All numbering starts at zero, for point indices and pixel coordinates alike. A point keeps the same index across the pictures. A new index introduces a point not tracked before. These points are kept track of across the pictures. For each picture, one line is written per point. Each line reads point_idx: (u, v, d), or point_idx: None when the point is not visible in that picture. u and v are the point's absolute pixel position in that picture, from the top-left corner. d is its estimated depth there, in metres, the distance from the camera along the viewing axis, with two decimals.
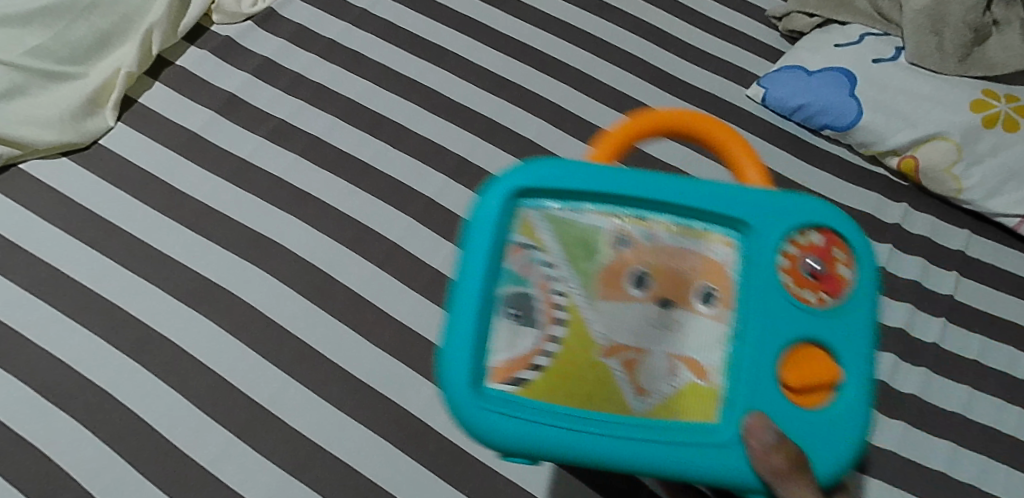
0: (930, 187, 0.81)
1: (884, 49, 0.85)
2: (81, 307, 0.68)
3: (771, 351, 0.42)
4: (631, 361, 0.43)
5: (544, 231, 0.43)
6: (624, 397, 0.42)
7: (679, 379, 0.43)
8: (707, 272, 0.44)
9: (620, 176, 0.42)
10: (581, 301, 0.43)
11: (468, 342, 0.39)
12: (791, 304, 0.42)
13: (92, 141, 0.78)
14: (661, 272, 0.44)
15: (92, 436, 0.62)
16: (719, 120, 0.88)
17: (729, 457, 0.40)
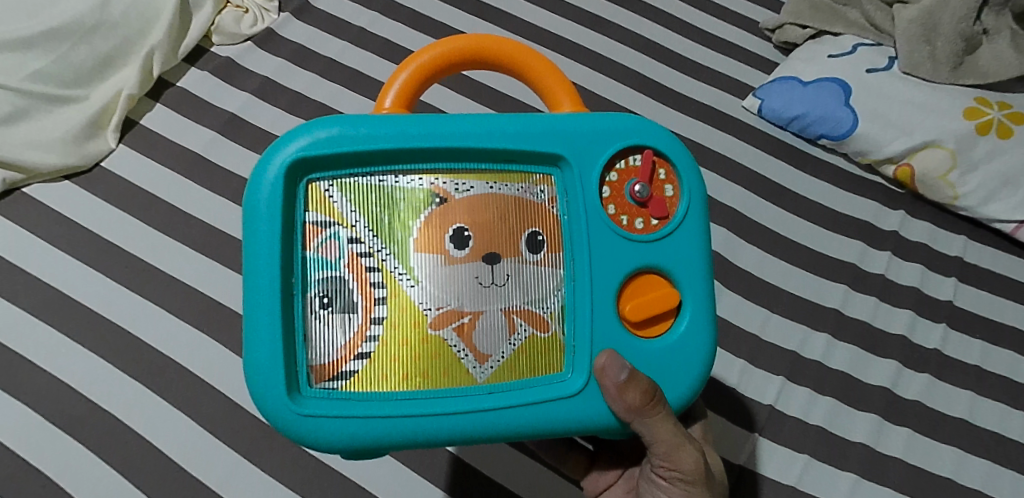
0: (927, 194, 0.82)
1: (878, 58, 0.86)
2: (86, 330, 0.68)
3: (611, 289, 0.45)
4: (462, 328, 0.45)
5: (337, 201, 0.44)
6: (467, 368, 0.45)
7: (516, 339, 0.45)
8: (533, 218, 0.46)
9: (398, 124, 0.43)
10: (398, 269, 0.44)
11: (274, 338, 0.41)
12: (611, 233, 0.45)
13: (95, 163, 0.78)
14: (501, 216, 0.46)
15: (104, 461, 0.62)
16: (717, 131, 0.89)
17: (585, 401, 0.44)
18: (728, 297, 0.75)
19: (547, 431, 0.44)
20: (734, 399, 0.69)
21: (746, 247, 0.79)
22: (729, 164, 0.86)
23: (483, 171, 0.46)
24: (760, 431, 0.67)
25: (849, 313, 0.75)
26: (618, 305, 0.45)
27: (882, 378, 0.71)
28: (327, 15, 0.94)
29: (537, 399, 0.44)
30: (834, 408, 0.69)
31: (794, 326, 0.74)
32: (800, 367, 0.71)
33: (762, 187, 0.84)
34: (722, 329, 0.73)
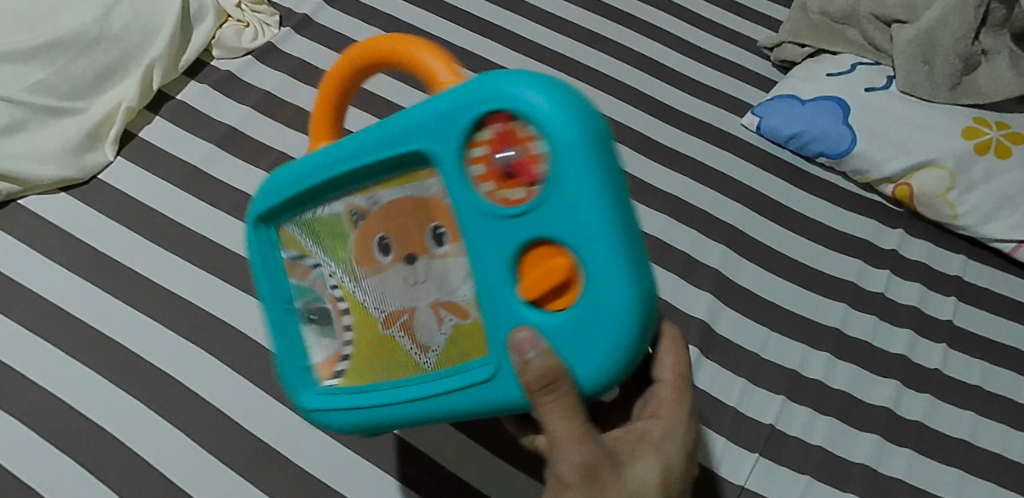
0: (925, 213, 0.82)
1: (877, 77, 0.87)
2: (81, 345, 0.67)
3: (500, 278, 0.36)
4: (405, 323, 0.44)
5: (299, 237, 0.48)
6: (414, 360, 0.44)
7: (445, 327, 0.42)
8: (428, 212, 0.40)
9: (326, 159, 0.42)
10: (348, 282, 0.46)
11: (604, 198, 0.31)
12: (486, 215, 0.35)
13: (92, 175, 0.78)
14: (400, 227, 0.42)
15: (96, 478, 0.61)
16: (716, 149, 0.89)
17: (500, 387, 0.39)
18: (728, 315, 0.74)
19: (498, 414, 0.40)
20: (734, 418, 0.68)
21: (745, 264, 0.79)
22: (729, 182, 0.86)
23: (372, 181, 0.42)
24: (760, 451, 0.66)
25: (849, 331, 0.74)
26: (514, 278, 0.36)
27: (882, 398, 0.70)
28: (329, 30, 0.94)
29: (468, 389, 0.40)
30: (834, 428, 0.68)
31: (793, 345, 0.73)
32: (800, 385, 0.70)
33: (761, 205, 0.84)
34: (722, 347, 0.72)
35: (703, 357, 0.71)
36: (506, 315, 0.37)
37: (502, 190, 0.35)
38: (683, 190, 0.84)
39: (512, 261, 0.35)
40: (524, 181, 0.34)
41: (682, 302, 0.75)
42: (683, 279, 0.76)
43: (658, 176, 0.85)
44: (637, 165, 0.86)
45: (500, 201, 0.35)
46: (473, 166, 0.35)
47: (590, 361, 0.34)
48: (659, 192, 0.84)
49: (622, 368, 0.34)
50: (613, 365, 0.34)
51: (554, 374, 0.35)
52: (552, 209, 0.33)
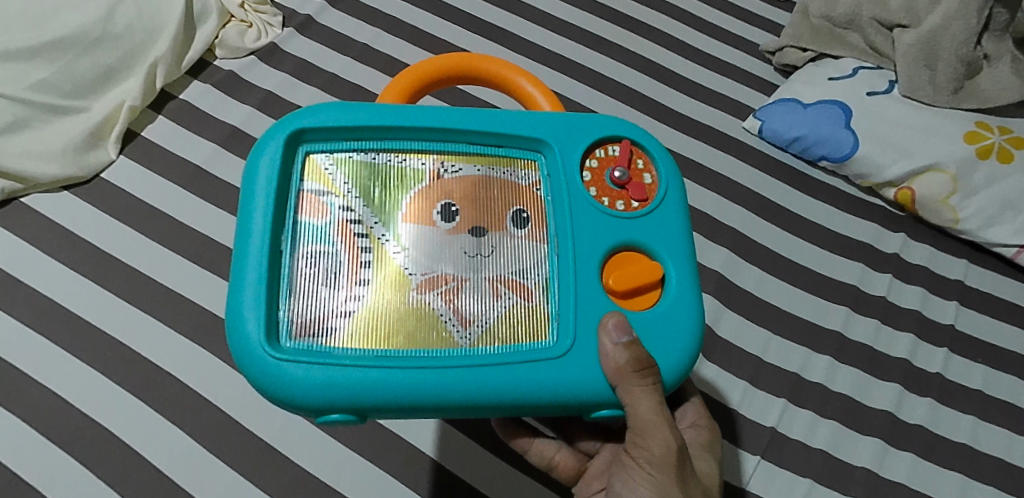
0: (927, 217, 0.82)
1: (879, 81, 0.87)
2: (81, 343, 0.67)
3: (593, 261, 0.45)
4: (452, 292, 0.44)
5: (334, 174, 0.45)
6: (450, 333, 0.43)
7: (503, 305, 0.45)
8: (516, 197, 0.47)
9: (417, 117, 0.45)
10: (385, 236, 0.45)
11: (684, 227, 0.47)
12: (596, 211, 0.46)
13: (95, 174, 0.78)
14: (477, 205, 0.47)
15: (97, 477, 0.61)
16: (718, 151, 0.89)
17: (570, 366, 0.42)
18: (730, 317, 0.74)
19: (542, 401, 0.42)
20: (735, 421, 0.68)
21: (747, 267, 0.79)
22: (730, 185, 0.86)
23: (471, 155, 0.47)
24: (762, 454, 0.67)
25: (851, 335, 0.74)
26: (602, 279, 0.45)
27: (884, 402, 0.70)
28: (332, 31, 0.94)
29: (529, 362, 0.42)
30: (836, 432, 0.68)
31: (795, 348, 0.73)
32: (802, 388, 0.70)
33: (763, 208, 0.84)
34: (723, 349, 0.72)
35: (705, 359, 0.71)
36: (599, 303, 0.44)
37: (613, 200, 0.47)
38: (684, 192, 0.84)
39: (608, 249, 0.45)
40: (635, 196, 0.47)
41: None
42: None
43: None
44: None
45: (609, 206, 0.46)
46: (590, 180, 0.47)
47: (668, 351, 0.44)
48: None
49: (690, 361, 0.45)
50: (669, 354, 0.44)
51: (647, 359, 0.42)
52: (648, 226, 0.46)
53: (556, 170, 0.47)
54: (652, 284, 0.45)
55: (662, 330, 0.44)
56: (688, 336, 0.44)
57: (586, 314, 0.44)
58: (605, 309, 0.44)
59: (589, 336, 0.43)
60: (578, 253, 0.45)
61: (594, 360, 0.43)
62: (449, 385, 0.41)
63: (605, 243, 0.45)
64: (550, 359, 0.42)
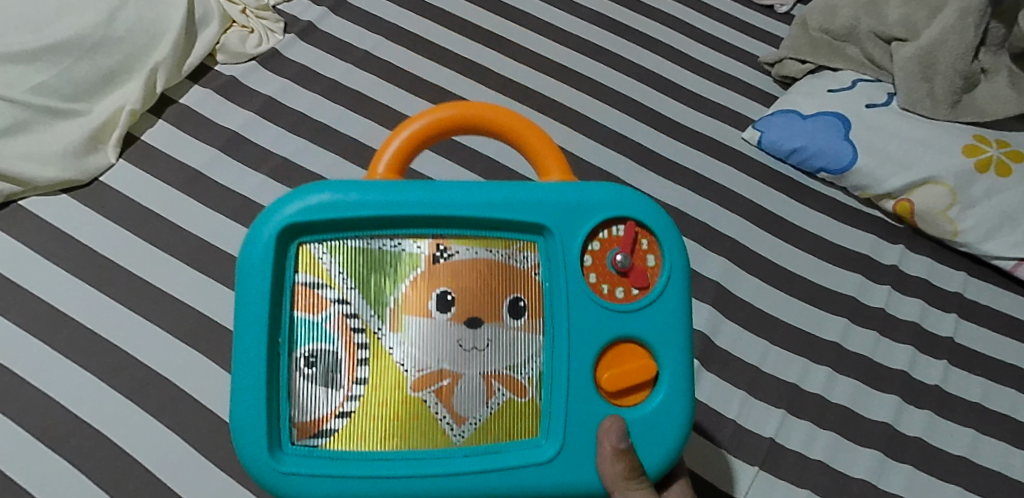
0: (926, 230, 0.82)
1: (877, 94, 0.87)
2: (77, 347, 0.67)
3: (588, 361, 0.44)
4: (443, 390, 0.43)
5: (328, 264, 0.43)
6: (445, 431, 0.43)
7: (493, 404, 0.44)
8: (513, 284, 0.45)
9: (410, 202, 0.42)
10: (381, 329, 0.43)
11: (684, 317, 0.45)
12: (593, 303, 0.44)
13: (94, 177, 0.78)
14: (476, 292, 0.44)
15: (90, 481, 0.60)
16: (716, 162, 0.89)
17: (561, 469, 0.43)
18: (728, 327, 0.74)
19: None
20: (734, 432, 0.67)
21: (745, 277, 0.78)
22: (730, 195, 0.86)
23: (468, 237, 0.44)
24: (761, 465, 0.66)
25: (850, 346, 0.74)
26: (596, 373, 0.44)
27: (883, 413, 0.69)
28: (333, 38, 0.95)
29: (516, 465, 0.43)
30: (834, 443, 0.67)
31: (793, 359, 0.72)
32: (800, 399, 0.70)
33: (761, 218, 0.84)
34: (722, 360, 0.72)
35: (704, 369, 0.71)
36: (590, 403, 0.44)
37: (613, 288, 0.44)
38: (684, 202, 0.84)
39: (602, 348, 0.44)
40: (636, 284, 0.44)
41: None
42: None
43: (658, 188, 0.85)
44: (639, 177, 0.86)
45: (608, 296, 0.44)
46: (591, 268, 0.44)
47: (657, 448, 0.44)
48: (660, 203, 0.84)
49: (675, 457, 0.45)
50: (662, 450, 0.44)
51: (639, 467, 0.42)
52: (648, 320, 0.44)
53: (556, 260, 0.44)
54: (643, 382, 0.44)
55: (654, 426, 0.44)
56: (675, 437, 0.44)
57: (577, 417, 0.43)
58: (598, 408, 0.44)
59: (578, 439, 0.43)
60: (571, 352, 0.44)
61: (583, 461, 0.43)
62: (437, 488, 0.42)
63: (600, 342, 0.44)
64: (536, 463, 0.43)
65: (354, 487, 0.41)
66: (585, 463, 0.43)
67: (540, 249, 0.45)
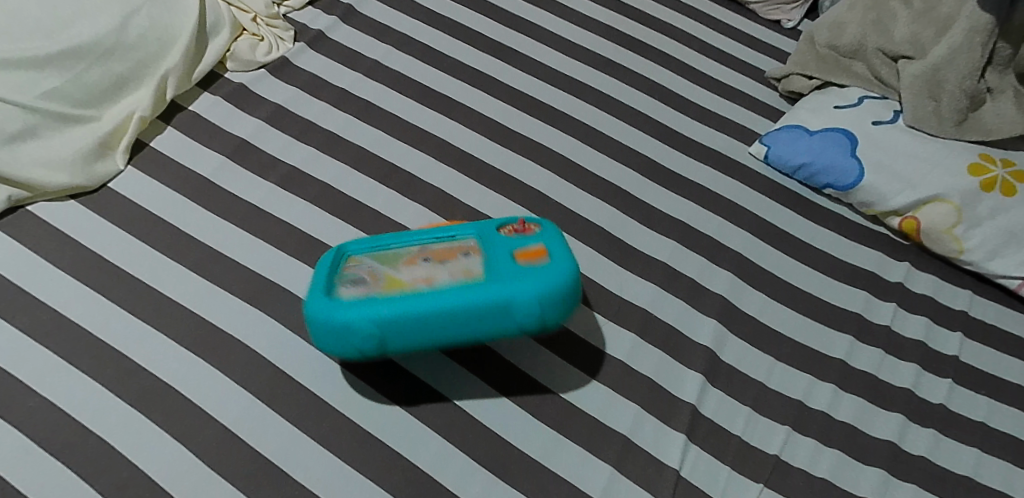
0: (931, 247, 0.82)
1: (883, 111, 0.88)
2: (83, 352, 0.67)
3: (499, 259, 0.60)
4: (426, 277, 0.59)
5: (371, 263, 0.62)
6: (416, 289, 0.58)
7: (454, 276, 0.59)
8: (460, 248, 0.63)
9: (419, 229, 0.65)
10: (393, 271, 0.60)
11: (563, 249, 0.61)
12: (504, 239, 0.62)
13: (102, 183, 0.78)
14: (441, 253, 0.63)
15: (91, 487, 0.60)
16: (723, 177, 0.89)
17: (478, 298, 0.56)
18: (733, 343, 0.74)
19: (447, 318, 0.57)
20: (739, 448, 0.67)
21: (751, 293, 0.79)
22: (736, 210, 0.86)
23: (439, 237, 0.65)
24: (765, 482, 0.65)
25: (855, 364, 0.74)
26: (509, 265, 0.59)
27: (887, 431, 0.69)
28: (343, 47, 0.95)
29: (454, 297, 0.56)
30: (838, 461, 0.67)
31: (798, 375, 0.73)
32: (805, 416, 0.70)
33: (768, 234, 0.85)
34: (727, 375, 0.72)
35: (708, 384, 0.71)
36: (509, 276, 0.58)
37: (514, 231, 0.63)
38: (691, 216, 0.85)
39: (521, 332, 0.65)
40: (530, 232, 0.63)
41: (687, 328, 0.75)
42: (688, 304, 0.77)
43: (665, 201, 0.86)
44: (646, 191, 0.87)
45: (512, 234, 0.63)
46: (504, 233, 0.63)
47: (541, 304, 0.57)
48: (667, 217, 0.84)
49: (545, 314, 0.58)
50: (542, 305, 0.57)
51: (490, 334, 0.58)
52: (540, 239, 0.62)
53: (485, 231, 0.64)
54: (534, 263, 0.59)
55: (543, 292, 0.57)
56: (552, 298, 0.57)
57: (498, 286, 0.57)
58: (514, 284, 0.57)
59: (507, 275, 0.58)
60: (493, 255, 0.60)
61: (516, 280, 0.57)
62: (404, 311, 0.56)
63: (506, 249, 0.61)
64: (480, 283, 0.57)
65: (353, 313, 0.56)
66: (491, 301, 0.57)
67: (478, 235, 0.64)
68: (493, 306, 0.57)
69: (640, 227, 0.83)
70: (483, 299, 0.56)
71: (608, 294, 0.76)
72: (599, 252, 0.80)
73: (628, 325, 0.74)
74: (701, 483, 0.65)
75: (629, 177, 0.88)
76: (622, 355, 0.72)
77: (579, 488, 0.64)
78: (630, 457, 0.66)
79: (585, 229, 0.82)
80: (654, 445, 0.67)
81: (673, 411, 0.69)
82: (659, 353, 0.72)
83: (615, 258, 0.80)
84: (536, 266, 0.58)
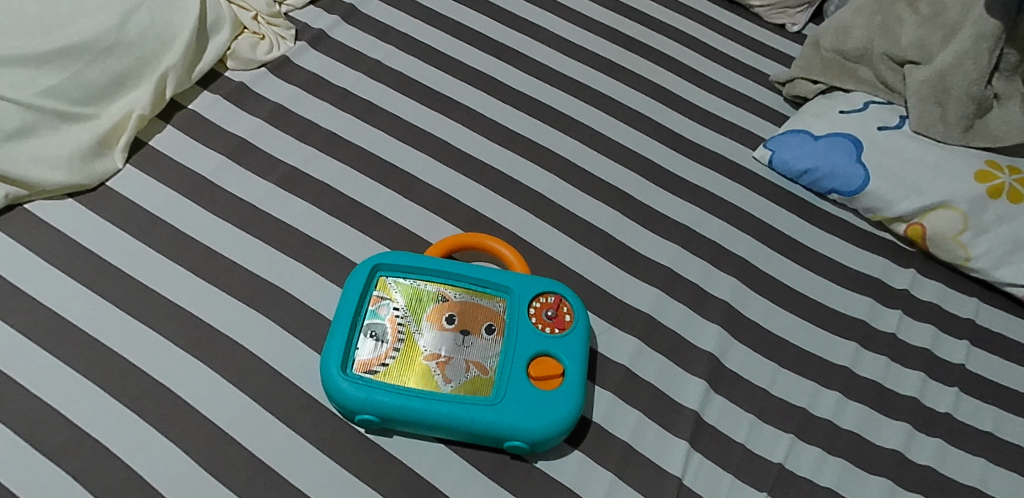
0: (937, 254, 0.81)
1: (889, 117, 0.87)
2: (78, 353, 0.66)
3: (522, 358, 0.65)
4: (443, 362, 0.65)
5: (399, 309, 0.67)
6: (437, 384, 0.63)
7: (469, 374, 0.65)
8: (487, 316, 0.68)
9: (454, 268, 0.69)
10: (415, 330, 0.67)
11: (581, 356, 0.66)
12: (534, 333, 0.67)
13: (101, 182, 0.77)
14: (467, 315, 0.68)
15: (85, 490, 0.59)
16: (727, 181, 0.89)
17: (486, 419, 0.61)
18: (737, 349, 0.73)
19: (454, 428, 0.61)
20: (742, 456, 0.66)
21: (755, 298, 0.78)
22: (740, 214, 0.85)
23: (469, 291, 0.70)
24: (768, 491, 0.64)
25: (860, 372, 0.73)
26: (527, 370, 0.65)
27: (892, 441, 0.68)
28: (344, 46, 0.94)
29: (466, 407, 0.61)
30: (843, 470, 0.66)
31: (803, 383, 0.72)
32: (809, 424, 0.69)
33: (772, 239, 0.84)
34: (730, 382, 0.71)
35: (712, 391, 0.70)
36: (526, 388, 0.63)
37: (545, 327, 0.67)
38: (694, 220, 0.84)
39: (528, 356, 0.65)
40: (558, 325, 0.68)
41: (690, 334, 0.74)
42: (691, 309, 0.76)
43: (668, 205, 0.85)
44: (649, 194, 0.86)
45: (541, 329, 0.67)
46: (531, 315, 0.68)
47: (543, 428, 0.62)
48: (670, 221, 0.83)
49: (539, 448, 0.63)
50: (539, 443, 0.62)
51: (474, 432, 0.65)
52: (565, 346, 0.66)
53: (515, 307, 0.69)
54: (551, 377, 0.65)
55: (546, 429, 0.62)
56: (556, 429, 0.62)
57: (511, 396, 0.63)
58: (531, 388, 0.63)
59: (516, 397, 0.63)
60: (512, 348, 0.66)
61: (519, 414, 0.62)
62: (419, 413, 0.61)
63: (530, 350, 0.66)
64: (487, 407, 0.62)
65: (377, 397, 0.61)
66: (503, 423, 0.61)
67: (504, 300, 0.70)
68: (488, 436, 0.62)
69: (643, 231, 0.82)
70: (486, 429, 0.62)
71: (610, 298, 0.75)
72: (602, 256, 0.79)
73: (631, 330, 0.73)
74: (704, 491, 0.64)
75: (632, 180, 0.87)
76: (625, 361, 0.71)
77: (581, 496, 0.63)
78: (632, 465, 0.65)
79: (587, 232, 0.81)
80: (657, 452, 0.66)
81: (676, 418, 0.68)
82: (662, 359, 0.72)
83: (617, 262, 0.79)
84: (546, 392, 0.63)
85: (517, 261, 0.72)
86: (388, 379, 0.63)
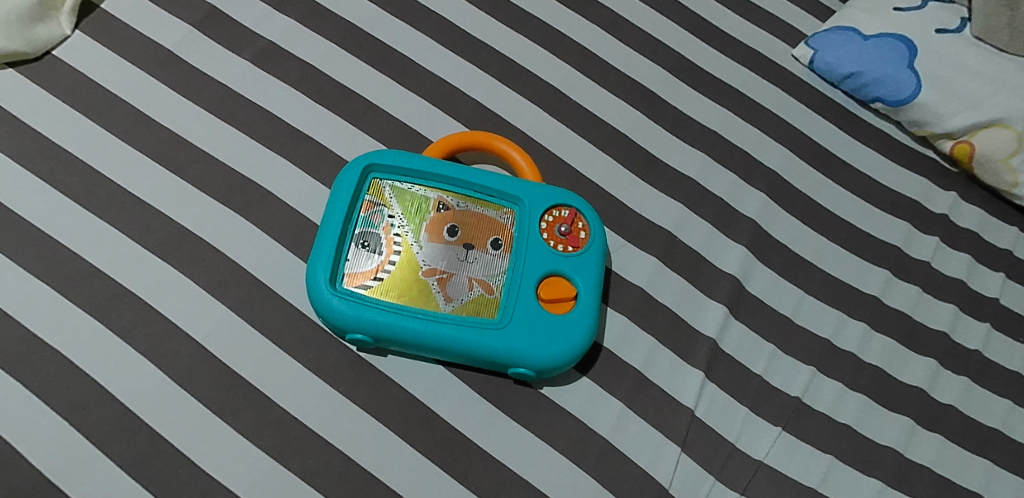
0: (983, 177, 0.75)
1: (949, 18, 0.75)
2: (30, 251, 0.58)
3: (532, 278, 0.59)
4: (444, 279, 0.58)
5: (394, 215, 0.60)
6: (437, 303, 0.57)
7: (472, 293, 0.58)
8: (493, 229, 0.61)
9: (458, 173, 0.61)
10: (413, 242, 0.59)
11: (596, 278, 0.60)
12: (545, 250, 0.60)
13: (46, 51, 0.66)
14: (471, 227, 0.61)
15: (45, 406, 0.53)
16: (762, 82, 0.79)
17: (490, 345, 0.56)
18: (761, 273, 0.68)
19: (454, 352, 0.56)
20: (760, 388, 0.63)
21: (784, 217, 0.71)
22: (774, 121, 0.77)
23: (474, 199, 0.62)
24: (784, 426, 0.61)
25: (890, 302, 0.68)
26: (537, 291, 0.59)
27: (916, 378, 0.65)
28: None
29: (469, 330, 0.56)
30: (863, 407, 0.63)
31: (828, 312, 0.67)
32: (832, 357, 0.65)
33: (807, 151, 0.76)
34: (752, 308, 0.66)
35: (732, 318, 0.65)
36: (535, 313, 0.58)
37: (558, 244, 0.61)
38: (723, 126, 0.75)
39: (539, 277, 0.59)
40: (572, 242, 0.61)
41: (712, 254, 0.68)
42: (715, 227, 0.69)
43: (696, 107, 0.76)
44: (675, 93, 0.76)
45: (553, 247, 0.61)
46: (542, 231, 0.61)
47: (554, 357, 0.57)
48: (697, 125, 0.75)
49: (547, 375, 0.58)
50: (547, 372, 0.58)
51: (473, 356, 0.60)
52: (580, 266, 0.60)
53: (525, 221, 0.61)
54: (563, 301, 0.59)
55: (555, 357, 0.57)
56: (567, 359, 0.57)
57: (517, 320, 0.57)
58: (540, 312, 0.58)
59: (524, 322, 0.57)
60: (520, 267, 0.60)
61: (527, 341, 0.57)
62: (417, 335, 0.55)
63: (541, 269, 0.60)
64: (492, 332, 0.56)
65: (368, 315, 0.55)
66: (509, 348, 0.56)
67: (512, 211, 0.62)
68: (491, 361, 0.57)
69: (667, 136, 0.74)
70: (489, 355, 0.56)
71: (628, 212, 0.68)
72: (620, 163, 0.71)
73: (649, 248, 0.67)
74: (718, 424, 0.61)
75: (658, 76, 0.77)
76: (642, 282, 0.65)
77: (589, 425, 0.59)
78: (645, 394, 0.61)
79: (606, 135, 0.72)
80: (671, 382, 0.62)
81: (693, 346, 0.63)
82: (681, 281, 0.66)
83: (637, 171, 0.71)
84: (557, 317, 0.58)
85: (528, 167, 0.64)
86: (382, 295, 0.57)
